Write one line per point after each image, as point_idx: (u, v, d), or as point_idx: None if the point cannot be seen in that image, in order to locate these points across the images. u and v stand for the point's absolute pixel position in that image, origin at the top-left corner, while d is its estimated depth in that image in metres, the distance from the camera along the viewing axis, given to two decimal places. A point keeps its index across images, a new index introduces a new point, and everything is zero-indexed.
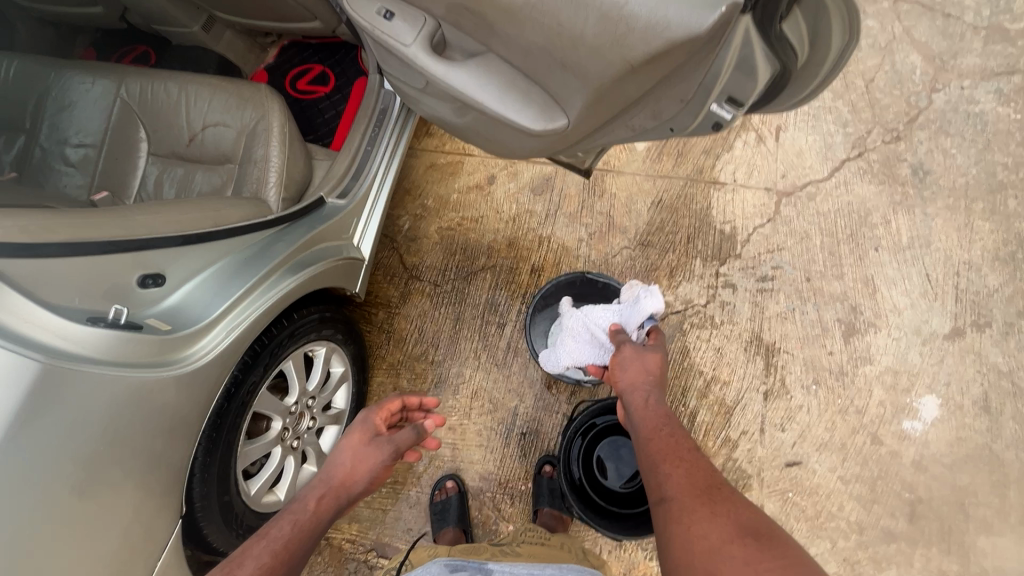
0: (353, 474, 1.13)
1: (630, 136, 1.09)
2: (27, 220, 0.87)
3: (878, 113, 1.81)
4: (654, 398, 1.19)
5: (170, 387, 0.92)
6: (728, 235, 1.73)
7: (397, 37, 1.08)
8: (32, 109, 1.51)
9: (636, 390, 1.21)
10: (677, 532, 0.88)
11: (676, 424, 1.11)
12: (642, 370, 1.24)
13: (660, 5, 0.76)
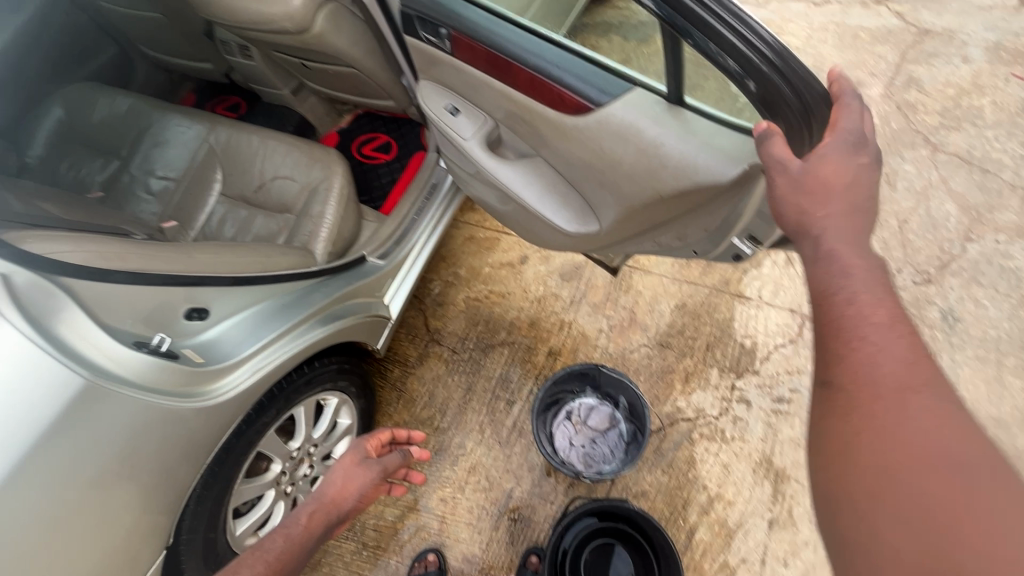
0: (344, 493, 1.16)
1: (654, 249, 1.17)
2: (102, 246, 0.96)
3: (910, 254, 1.84)
4: (843, 237, 0.73)
5: (191, 417, 0.97)
6: (748, 350, 1.73)
7: (459, 131, 1.21)
8: (130, 141, 1.71)
9: (812, 220, 0.75)
10: (862, 461, 0.63)
11: (864, 284, 0.70)
12: (817, 194, 0.75)
13: (693, 151, 0.86)
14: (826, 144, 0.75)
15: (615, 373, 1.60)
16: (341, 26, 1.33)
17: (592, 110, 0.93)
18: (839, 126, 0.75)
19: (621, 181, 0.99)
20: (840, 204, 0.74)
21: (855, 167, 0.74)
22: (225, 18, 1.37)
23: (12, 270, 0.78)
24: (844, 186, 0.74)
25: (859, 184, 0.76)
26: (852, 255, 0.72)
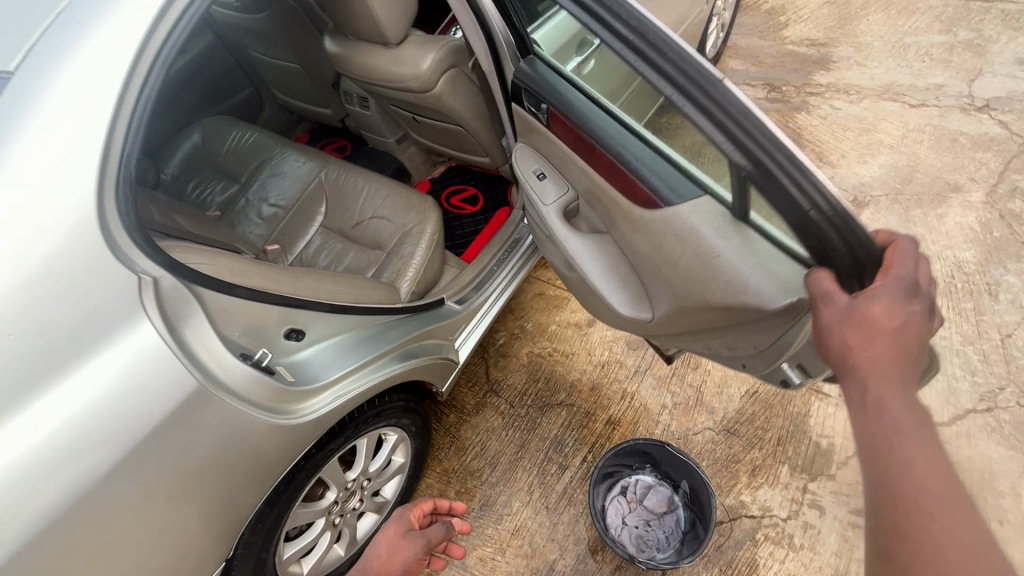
0: (388, 565, 1.17)
1: (702, 351, 1.18)
2: (230, 261, 1.05)
3: (1014, 372, 1.69)
4: (888, 387, 0.72)
5: (266, 442, 0.98)
6: (824, 451, 1.62)
7: (541, 195, 1.26)
8: (251, 169, 1.90)
9: (854, 357, 0.74)
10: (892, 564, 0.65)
11: (903, 405, 0.70)
12: (858, 329, 0.75)
13: (747, 269, 0.90)
14: (877, 287, 0.74)
15: (683, 453, 1.46)
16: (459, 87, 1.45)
17: (661, 206, 0.99)
18: (893, 272, 0.75)
19: (676, 282, 1.03)
20: (892, 344, 0.72)
21: (905, 311, 0.73)
22: (357, 73, 1.52)
23: (160, 274, 0.83)
24: (896, 332, 0.72)
25: (919, 330, 0.74)
26: (897, 381, 0.72)
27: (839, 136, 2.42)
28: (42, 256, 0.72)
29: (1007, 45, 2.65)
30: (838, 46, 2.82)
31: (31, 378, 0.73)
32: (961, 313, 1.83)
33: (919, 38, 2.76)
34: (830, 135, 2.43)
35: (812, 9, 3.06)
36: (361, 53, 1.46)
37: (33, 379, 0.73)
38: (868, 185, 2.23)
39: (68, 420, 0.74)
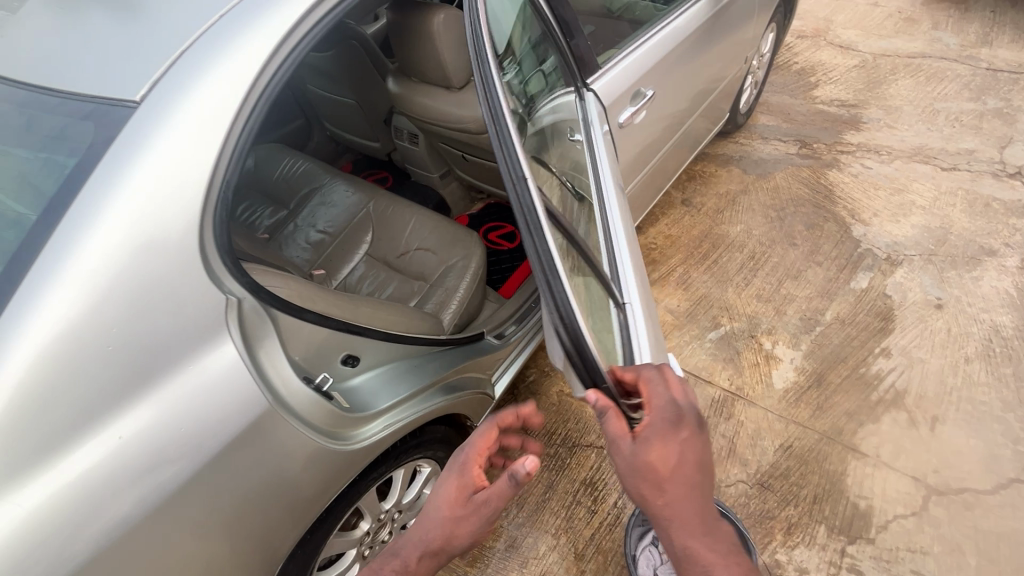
0: (452, 537, 0.90)
1: None
2: (300, 285, 1.09)
3: None
4: (684, 532, 0.76)
5: (304, 488, 0.98)
6: (862, 512, 1.58)
7: None
8: (301, 196, 1.97)
9: (653, 508, 0.77)
10: None
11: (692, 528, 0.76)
12: (644, 479, 0.77)
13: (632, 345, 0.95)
14: (647, 427, 0.79)
15: (721, 504, 1.41)
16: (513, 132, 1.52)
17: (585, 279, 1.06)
18: (652, 412, 0.80)
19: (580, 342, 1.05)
20: (675, 483, 0.77)
21: (675, 447, 0.79)
22: (411, 111, 1.60)
23: (245, 296, 0.87)
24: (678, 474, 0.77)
25: (694, 453, 0.80)
26: (685, 510, 0.77)
27: (870, 194, 2.46)
28: (140, 276, 0.75)
29: None
30: (868, 108, 2.90)
31: (111, 400, 0.74)
32: (1000, 378, 1.81)
33: (949, 105, 2.83)
34: (862, 193, 2.47)
35: (842, 72, 3.17)
36: (420, 94, 1.55)
37: (111, 402, 0.74)
38: (901, 244, 2.25)
39: (137, 444, 0.75)
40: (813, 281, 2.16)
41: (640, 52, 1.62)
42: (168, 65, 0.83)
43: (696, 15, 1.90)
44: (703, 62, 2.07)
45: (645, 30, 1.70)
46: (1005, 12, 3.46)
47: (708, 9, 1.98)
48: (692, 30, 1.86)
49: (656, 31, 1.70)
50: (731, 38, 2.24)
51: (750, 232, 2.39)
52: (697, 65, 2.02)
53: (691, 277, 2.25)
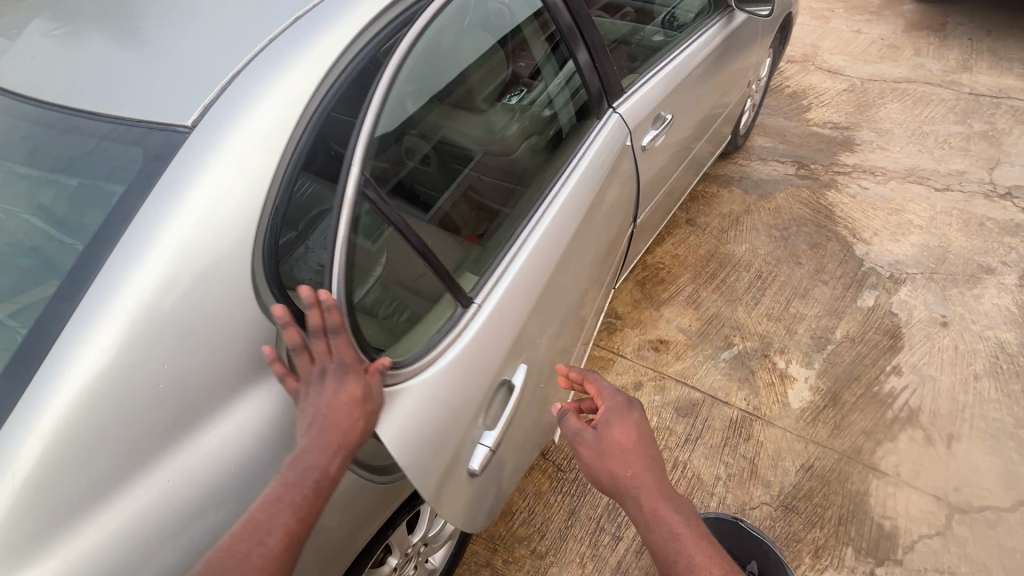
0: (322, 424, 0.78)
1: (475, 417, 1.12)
2: None
3: None
4: (649, 495, 0.95)
5: (322, 521, 0.93)
6: (888, 533, 1.57)
7: None
8: None
9: (616, 473, 0.99)
10: None
11: (649, 484, 0.97)
12: (608, 449, 1.02)
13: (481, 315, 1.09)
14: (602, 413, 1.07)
15: (756, 531, 1.39)
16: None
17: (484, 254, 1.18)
18: (603, 403, 1.08)
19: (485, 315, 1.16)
20: (634, 454, 1.01)
21: (631, 425, 1.04)
22: None
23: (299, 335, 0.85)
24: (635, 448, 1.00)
25: (645, 433, 1.05)
26: (642, 472, 0.98)
27: (869, 214, 2.52)
28: (189, 307, 0.73)
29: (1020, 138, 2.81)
30: (860, 130, 2.99)
31: (155, 439, 0.72)
32: (1009, 395, 1.84)
33: (936, 128, 2.94)
34: (861, 213, 2.53)
35: (832, 95, 3.27)
36: None
37: (155, 441, 0.72)
38: (902, 262, 2.30)
39: (178, 487, 0.74)
40: (821, 299, 2.19)
41: (655, 82, 1.68)
42: (218, 92, 0.82)
43: (704, 48, 1.98)
44: (710, 91, 2.14)
45: (658, 62, 1.77)
46: (981, 40, 3.63)
47: (717, 41, 2.05)
48: (699, 64, 1.94)
49: (667, 64, 1.78)
50: (735, 64, 2.30)
51: (756, 252, 2.42)
52: (705, 95, 2.09)
53: (700, 296, 2.26)
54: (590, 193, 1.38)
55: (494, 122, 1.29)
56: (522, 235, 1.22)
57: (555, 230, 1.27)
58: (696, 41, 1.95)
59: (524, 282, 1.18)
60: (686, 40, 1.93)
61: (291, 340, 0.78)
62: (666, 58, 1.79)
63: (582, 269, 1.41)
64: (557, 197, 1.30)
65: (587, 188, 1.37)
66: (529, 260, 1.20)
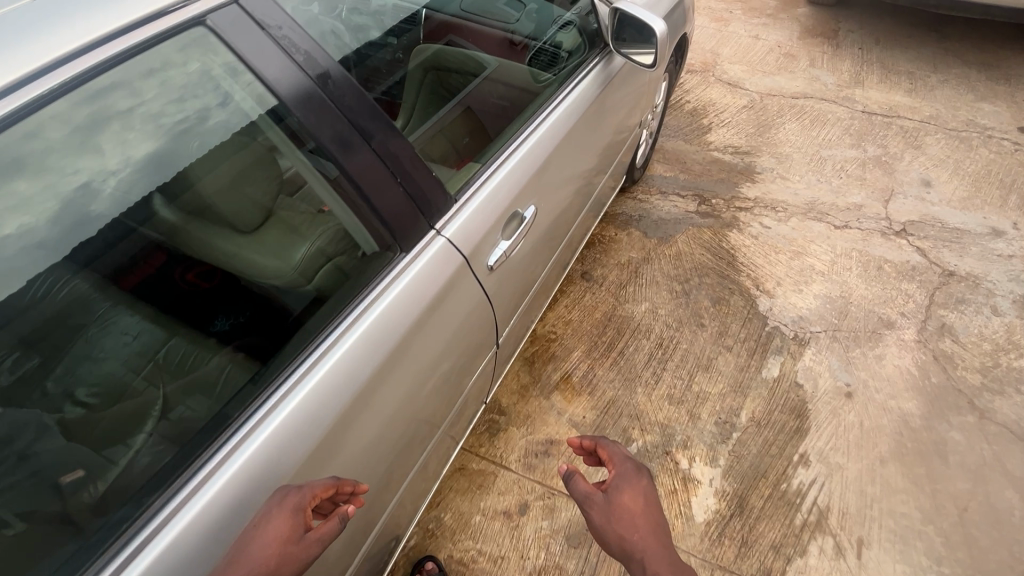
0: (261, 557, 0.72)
1: None
2: None
3: (977, 557, 1.56)
4: (657, 560, 0.85)
5: None
6: None
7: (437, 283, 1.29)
8: None
9: (626, 540, 0.87)
10: None
11: (658, 553, 0.86)
12: (622, 513, 0.90)
13: None
14: (614, 474, 0.95)
15: None
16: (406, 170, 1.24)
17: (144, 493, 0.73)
18: (613, 466, 0.97)
19: None
20: (647, 524, 0.89)
21: (644, 488, 0.94)
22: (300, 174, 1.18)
23: None
24: (646, 513, 0.90)
25: (654, 499, 0.94)
26: (651, 541, 0.87)
27: (772, 259, 2.33)
28: None
29: (912, 163, 2.74)
30: (760, 155, 2.81)
31: None
32: (916, 482, 1.70)
33: (834, 152, 2.82)
34: (763, 258, 2.33)
35: (732, 113, 3.07)
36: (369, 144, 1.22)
37: None
38: (806, 319, 2.12)
39: None
40: (724, 371, 1.96)
41: (505, 172, 1.31)
42: None
43: (574, 108, 1.61)
44: (590, 149, 1.78)
45: (511, 138, 1.39)
46: (871, 49, 3.57)
47: (591, 96, 1.69)
48: (567, 131, 1.58)
49: (522, 141, 1.41)
50: (621, 104, 1.96)
51: (656, 312, 2.15)
52: (582, 157, 1.74)
53: (595, 375, 1.96)
54: (402, 327, 1.02)
55: (278, 241, 0.95)
56: (236, 428, 0.81)
57: (325, 398, 0.89)
58: (563, 102, 1.59)
59: (238, 498, 0.78)
60: (549, 102, 1.56)
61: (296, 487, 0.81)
62: (520, 135, 1.42)
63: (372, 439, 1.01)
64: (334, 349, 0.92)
65: (392, 321, 1.00)
66: (243, 469, 0.79)
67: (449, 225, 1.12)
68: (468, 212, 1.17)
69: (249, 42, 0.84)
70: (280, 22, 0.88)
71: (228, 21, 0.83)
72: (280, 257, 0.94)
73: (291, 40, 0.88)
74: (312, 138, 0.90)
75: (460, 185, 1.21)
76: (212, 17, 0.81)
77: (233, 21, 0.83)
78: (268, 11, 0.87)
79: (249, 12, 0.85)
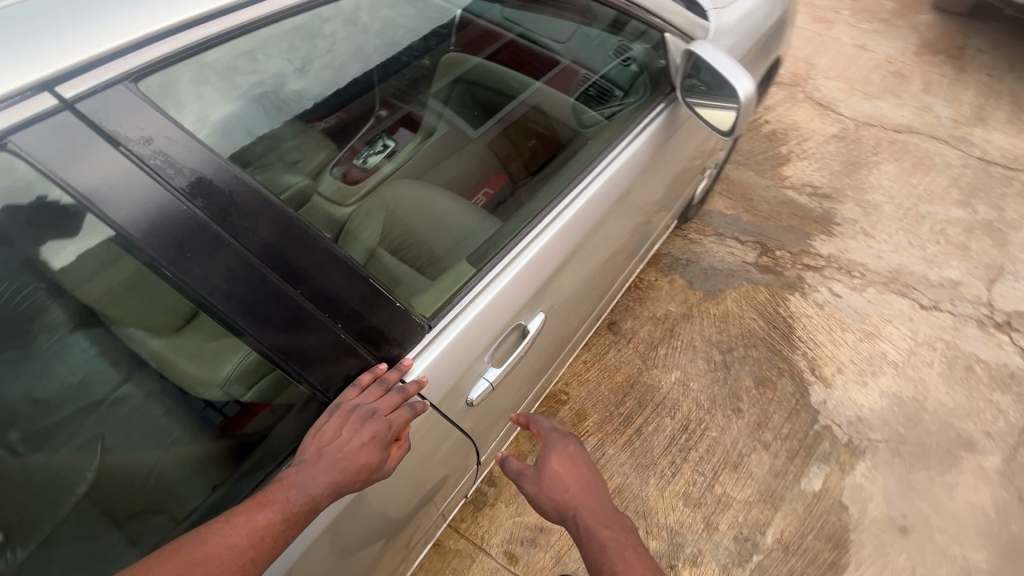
0: (350, 468, 0.66)
1: None
2: None
3: None
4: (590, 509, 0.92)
5: None
6: None
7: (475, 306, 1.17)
8: None
9: (561, 500, 0.93)
10: None
11: (587, 504, 0.92)
12: (558, 475, 0.96)
13: None
14: (544, 448, 0.99)
15: None
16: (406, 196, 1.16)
17: None
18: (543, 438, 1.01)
19: None
20: (578, 482, 0.95)
21: (569, 451, 0.99)
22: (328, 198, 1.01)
23: None
24: (571, 472, 0.96)
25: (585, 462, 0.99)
26: (581, 494, 0.94)
27: (836, 337, 1.98)
28: None
29: None
30: (843, 201, 2.39)
31: None
32: None
33: (934, 208, 2.37)
34: (826, 335, 1.99)
35: (818, 143, 2.63)
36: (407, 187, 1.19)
37: None
38: (865, 422, 1.79)
39: None
40: (755, 475, 1.68)
41: (516, 271, 0.98)
42: None
43: (616, 180, 1.24)
44: (635, 208, 1.44)
45: (523, 231, 1.03)
46: (1002, 77, 2.99)
47: (645, 157, 1.32)
48: (607, 204, 1.23)
49: (539, 233, 1.05)
50: (676, 158, 1.57)
51: (687, 385, 1.86)
52: (612, 235, 1.39)
53: (604, 455, 1.71)
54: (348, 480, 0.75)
55: (200, 349, 0.69)
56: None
57: None
58: (605, 172, 1.22)
59: None
60: (586, 172, 1.19)
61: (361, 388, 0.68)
62: (539, 224, 1.06)
63: None
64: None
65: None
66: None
67: (418, 359, 0.81)
68: (443, 344, 0.83)
69: (85, 169, 0.49)
70: (147, 128, 0.53)
71: (48, 141, 0.48)
72: (202, 365, 0.70)
73: (167, 158, 0.53)
74: (205, 304, 0.56)
75: (436, 306, 0.87)
76: (20, 137, 0.47)
77: (58, 140, 0.48)
78: (127, 112, 0.52)
79: (90, 119, 0.50)
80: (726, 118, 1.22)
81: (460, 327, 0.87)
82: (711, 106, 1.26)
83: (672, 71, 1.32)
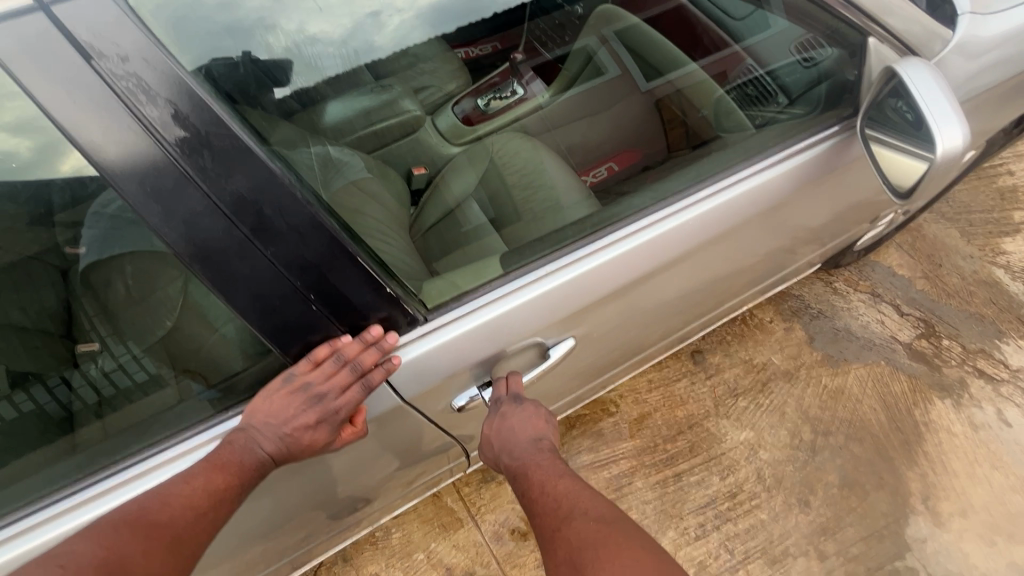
0: (297, 437, 0.72)
1: None
2: None
3: None
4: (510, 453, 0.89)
5: None
6: None
7: None
8: None
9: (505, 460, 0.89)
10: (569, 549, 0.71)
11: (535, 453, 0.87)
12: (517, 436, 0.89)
13: None
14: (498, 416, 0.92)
15: None
16: (518, 155, 1.09)
17: None
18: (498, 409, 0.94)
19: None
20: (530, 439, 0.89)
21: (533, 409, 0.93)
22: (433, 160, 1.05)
23: None
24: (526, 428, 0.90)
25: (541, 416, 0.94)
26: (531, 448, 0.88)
27: (978, 474, 1.54)
28: None
29: None
30: None
31: None
32: None
33: None
34: (965, 465, 1.56)
35: None
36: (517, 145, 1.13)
37: None
38: None
39: None
40: None
41: (583, 269, 0.89)
42: None
43: (741, 201, 1.03)
44: (765, 236, 1.22)
45: (603, 232, 0.92)
46: None
47: (791, 186, 1.09)
48: (724, 227, 1.05)
49: (616, 241, 0.92)
50: (841, 190, 1.27)
51: (755, 450, 1.61)
52: (719, 259, 1.19)
53: (629, 485, 1.56)
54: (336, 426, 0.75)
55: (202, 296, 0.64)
56: (74, 489, 0.66)
57: None
58: (728, 190, 1.02)
59: None
60: (703, 184, 1.01)
61: (303, 369, 0.69)
62: (621, 230, 0.93)
63: (283, 504, 0.88)
64: (218, 442, 0.71)
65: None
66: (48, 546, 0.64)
67: (434, 335, 0.78)
68: (458, 332, 0.79)
69: (55, 79, 0.48)
70: (126, 46, 0.50)
71: (23, 40, 0.46)
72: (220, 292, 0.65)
73: (142, 81, 0.51)
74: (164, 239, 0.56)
75: (471, 285, 0.82)
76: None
77: (34, 43, 0.47)
78: (108, 26, 0.49)
79: (66, 26, 0.47)
80: (908, 176, 0.95)
81: (496, 312, 0.82)
82: (901, 150, 0.96)
83: (862, 88, 1.07)
